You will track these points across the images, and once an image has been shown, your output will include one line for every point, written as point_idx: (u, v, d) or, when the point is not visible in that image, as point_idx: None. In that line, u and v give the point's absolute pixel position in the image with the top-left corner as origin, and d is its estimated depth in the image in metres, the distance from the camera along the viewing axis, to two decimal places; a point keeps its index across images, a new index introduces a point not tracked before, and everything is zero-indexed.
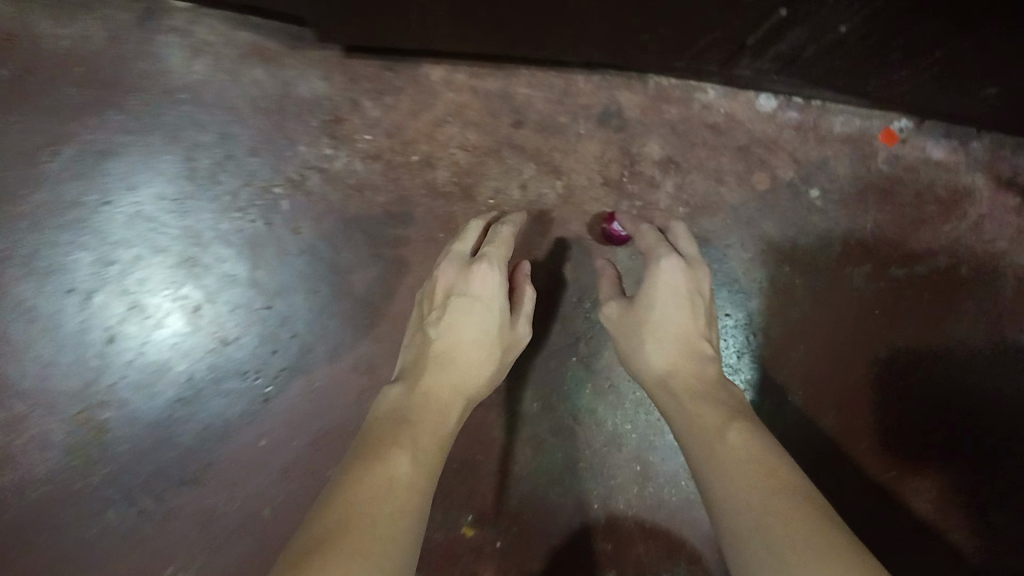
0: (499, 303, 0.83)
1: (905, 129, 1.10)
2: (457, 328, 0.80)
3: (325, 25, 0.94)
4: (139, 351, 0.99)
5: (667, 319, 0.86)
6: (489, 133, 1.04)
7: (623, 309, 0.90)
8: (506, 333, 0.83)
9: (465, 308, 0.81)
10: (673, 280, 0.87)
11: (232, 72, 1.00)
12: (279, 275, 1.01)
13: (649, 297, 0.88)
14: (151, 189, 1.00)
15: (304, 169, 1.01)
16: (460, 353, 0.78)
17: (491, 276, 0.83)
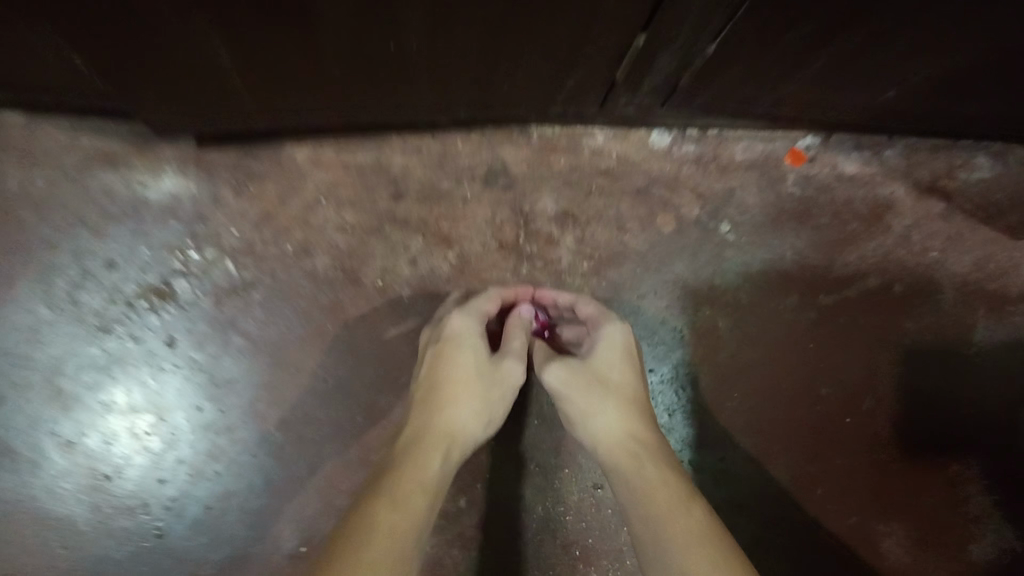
0: (505, 360, 0.81)
1: (812, 146, 1.04)
2: (458, 383, 0.78)
3: (164, 119, 0.87)
4: (15, 500, 0.91)
5: (624, 380, 0.80)
6: (367, 210, 0.97)
7: (572, 368, 0.81)
8: (507, 378, 0.81)
9: (458, 376, 0.79)
10: (625, 341, 0.83)
11: (79, 182, 0.94)
12: (157, 396, 0.93)
13: (607, 358, 0.81)
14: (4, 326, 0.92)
15: (169, 275, 0.94)
16: (450, 411, 0.76)
17: (508, 359, 0.81)
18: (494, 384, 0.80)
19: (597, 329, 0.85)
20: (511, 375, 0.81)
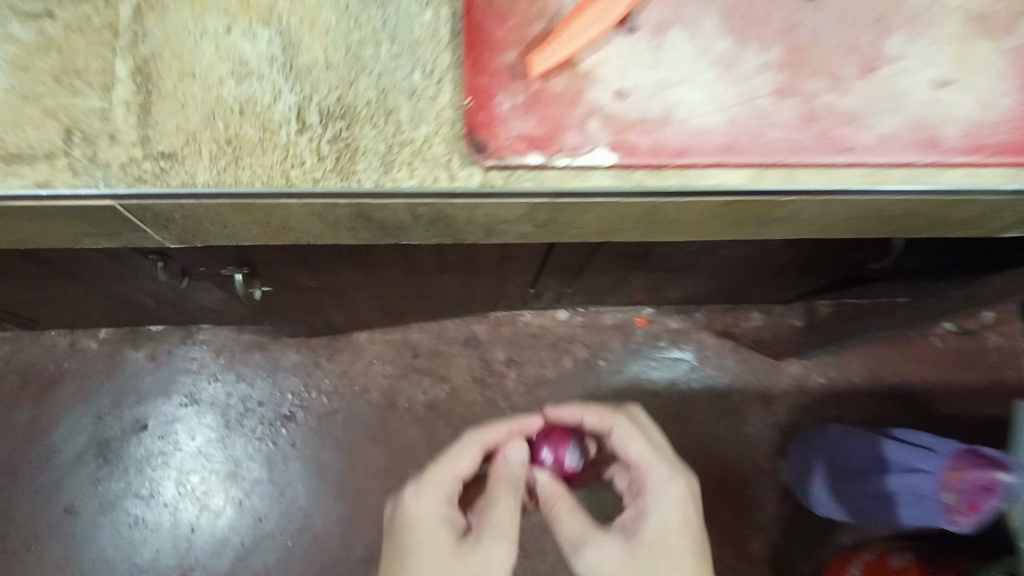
0: (468, 548, 0.82)
1: (651, 314, 1.81)
2: (444, 568, 0.81)
3: (290, 330, 1.66)
4: (210, 533, 1.65)
5: (686, 557, 0.83)
6: (400, 364, 1.74)
7: (624, 556, 0.82)
8: (488, 561, 0.81)
9: (439, 560, 0.82)
10: (678, 516, 0.85)
11: (244, 358, 1.73)
12: (287, 471, 1.68)
13: (664, 538, 0.84)
14: (196, 437, 1.69)
15: (292, 407, 1.71)
16: (439, 572, 0.81)
17: (494, 546, 0.82)
18: (472, 557, 0.81)
19: (638, 522, 0.86)
20: (490, 565, 0.81)
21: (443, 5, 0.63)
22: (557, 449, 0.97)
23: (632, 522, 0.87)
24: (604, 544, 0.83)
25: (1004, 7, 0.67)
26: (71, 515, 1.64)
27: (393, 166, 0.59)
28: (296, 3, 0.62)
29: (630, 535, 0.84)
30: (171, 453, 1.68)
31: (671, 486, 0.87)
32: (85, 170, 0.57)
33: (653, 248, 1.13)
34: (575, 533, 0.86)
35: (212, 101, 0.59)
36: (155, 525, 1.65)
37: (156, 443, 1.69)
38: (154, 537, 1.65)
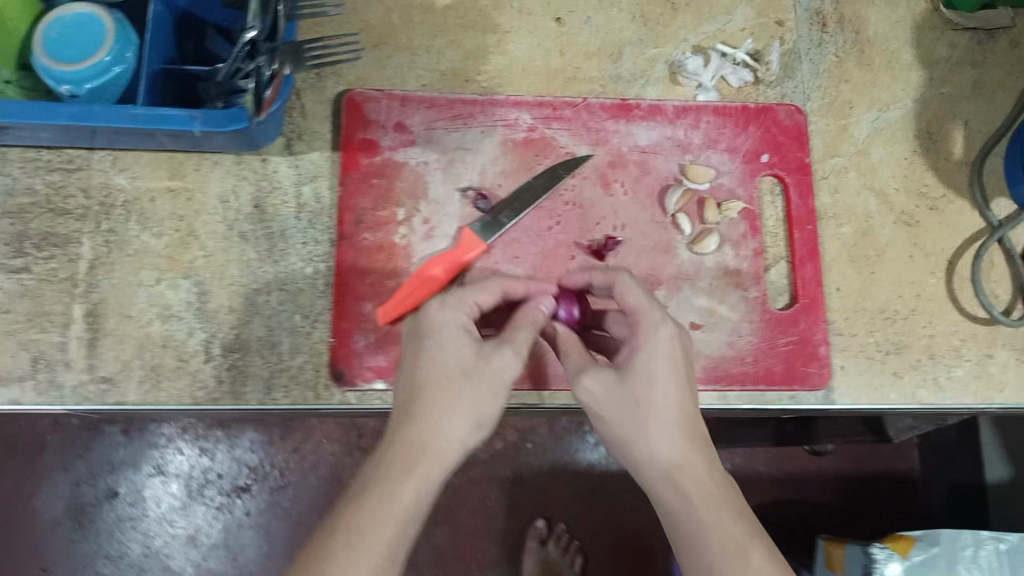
0: (440, 352, 0.67)
1: None
2: (422, 390, 0.66)
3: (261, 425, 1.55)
4: None
5: (668, 397, 0.69)
6: (345, 443, 1.55)
7: (611, 385, 0.71)
8: (435, 373, 0.66)
9: (418, 350, 0.68)
10: (670, 351, 0.70)
11: (202, 438, 1.52)
12: (246, 537, 1.49)
13: (645, 370, 0.70)
14: (172, 504, 1.49)
15: (247, 479, 1.51)
16: (414, 416, 0.65)
17: (441, 321, 0.69)
18: (464, 389, 0.66)
19: (638, 342, 0.71)
20: (436, 370, 0.67)
21: (320, 261, 0.84)
22: (567, 304, 0.83)
23: (636, 309, 0.73)
24: (650, 316, 0.72)
25: (752, 266, 0.87)
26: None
27: (274, 388, 0.80)
28: (210, 260, 0.83)
29: (624, 292, 0.75)
30: (122, 516, 1.47)
31: (659, 328, 0.71)
32: (48, 390, 0.79)
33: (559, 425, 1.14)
34: (604, 275, 0.78)
35: (143, 337, 0.81)
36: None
37: (109, 511, 1.47)
38: None
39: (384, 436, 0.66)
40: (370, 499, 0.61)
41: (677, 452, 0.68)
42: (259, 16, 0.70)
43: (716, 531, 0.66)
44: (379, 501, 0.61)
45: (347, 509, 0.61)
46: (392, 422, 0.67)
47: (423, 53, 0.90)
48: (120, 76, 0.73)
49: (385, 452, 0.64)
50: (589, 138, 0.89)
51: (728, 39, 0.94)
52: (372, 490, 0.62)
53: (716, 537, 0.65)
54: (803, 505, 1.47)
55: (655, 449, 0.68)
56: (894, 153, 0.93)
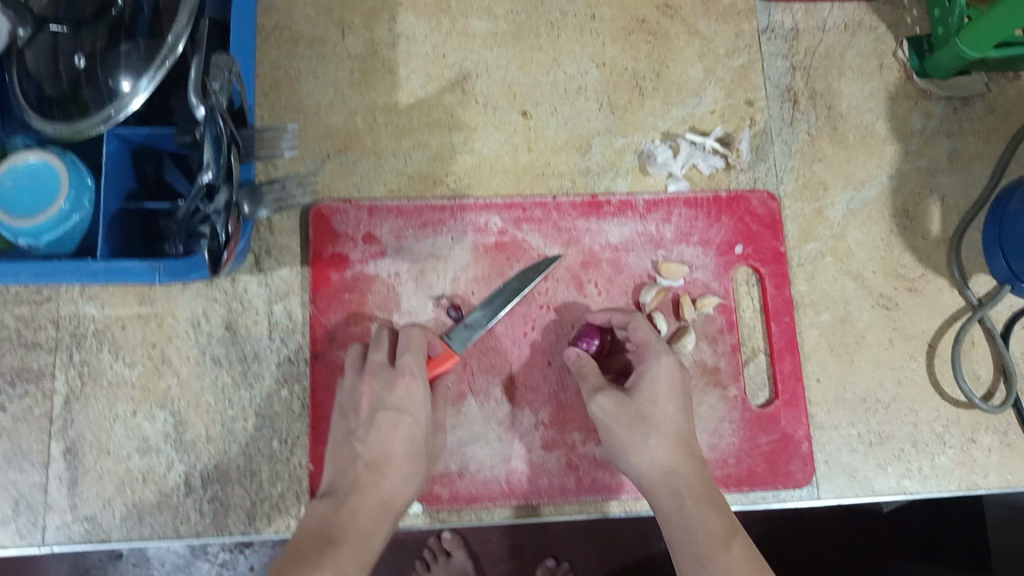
0: (409, 425, 0.73)
1: None
2: (389, 457, 0.71)
3: None
4: None
5: (669, 416, 0.74)
6: None
7: (614, 403, 0.75)
8: (404, 445, 0.72)
9: (394, 418, 0.72)
10: (672, 378, 0.75)
11: None
12: None
13: (652, 392, 0.74)
14: (172, 565, 1.05)
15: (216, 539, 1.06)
16: (383, 477, 0.70)
17: (413, 387, 0.74)
18: (421, 463, 0.73)
19: (643, 365, 0.76)
20: (406, 444, 0.72)
21: (295, 382, 0.84)
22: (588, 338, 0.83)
23: (644, 341, 0.78)
24: (658, 346, 0.77)
25: (730, 362, 0.86)
26: None
27: (256, 517, 0.81)
28: (185, 388, 0.82)
29: (637, 327, 0.79)
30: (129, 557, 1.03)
31: (661, 355, 0.76)
32: (31, 533, 0.78)
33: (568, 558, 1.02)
34: (623, 315, 0.82)
35: (122, 471, 0.81)
36: None
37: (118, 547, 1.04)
38: None
39: (347, 482, 0.69)
40: (348, 539, 0.65)
41: (674, 460, 0.72)
42: (213, 160, 0.67)
43: (702, 527, 0.68)
44: (356, 542, 0.65)
45: (322, 545, 0.63)
46: (348, 473, 0.70)
47: (389, 155, 0.89)
48: (80, 221, 0.70)
49: (357, 499, 0.68)
50: (560, 239, 0.88)
51: (698, 124, 0.92)
52: (348, 528, 0.65)
53: (702, 534, 0.68)
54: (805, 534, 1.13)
55: (651, 458, 0.72)
56: (869, 234, 0.92)
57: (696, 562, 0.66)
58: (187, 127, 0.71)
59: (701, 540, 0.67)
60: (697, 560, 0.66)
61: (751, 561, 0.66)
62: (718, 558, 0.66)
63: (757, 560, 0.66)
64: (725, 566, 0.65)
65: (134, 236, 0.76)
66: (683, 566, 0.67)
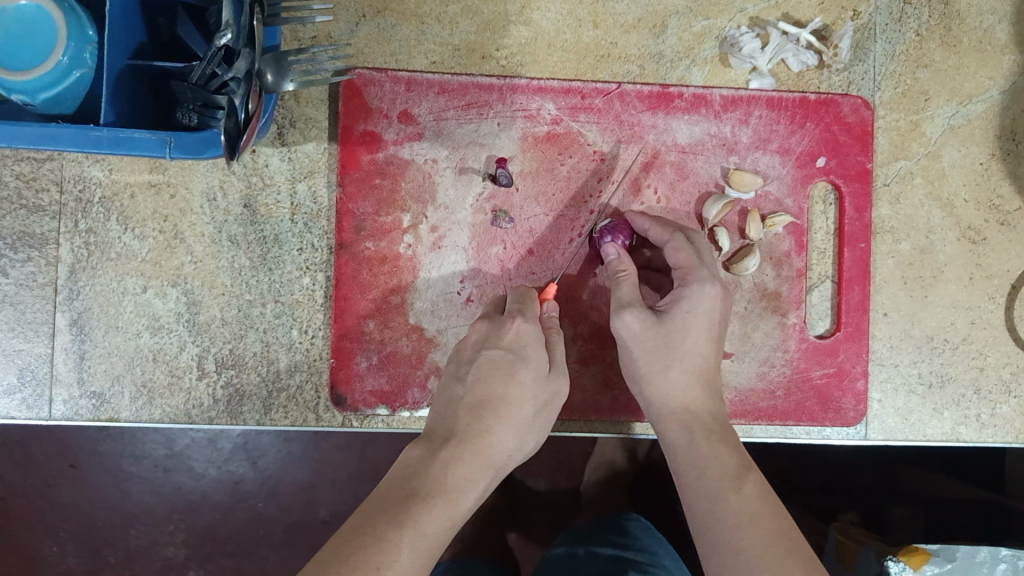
0: (521, 370, 0.65)
1: None
2: (495, 403, 0.63)
3: None
4: (189, 501, 1.04)
5: (696, 349, 0.70)
6: None
7: (649, 325, 0.69)
8: (514, 397, 0.64)
9: (500, 360, 0.65)
10: (712, 308, 0.70)
11: None
12: (273, 450, 1.04)
13: (686, 321, 0.69)
14: None
15: None
16: (486, 424, 0.62)
17: (526, 328, 0.66)
18: (531, 418, 0.65)
19: (682, 292, 0.70)
20: (516, 390, 0.64)
21: (319, 271, 0.77)
22: (618, 233, 0.76)
23: (687, 264, 0.71)
24: (702, 270, 0.70)
25: (796, 287, 0.79)
26: (74, 468, 1.01)
27: (271, 408, 0.76)
28: (199, 266, 0.76)
29: (678, 248, 0.72)
30: None
31: (706, 284, 0.69)
32: (38, 405, 0.75)
33: (605, 521, 0.92)
34: (663, 232, 0.73)
35: (133, 349, 0.76)
36: (152, 476, 1.03)
37: None
38: (141, 488, 1.03)
39: (445, 430, 0.63)
40: (437, 496, 0.58)
41: (687, 396, 0.70)
42: (234, 21, 0.59)
43: (713, 463, 0.66)
44: (444, 502, 0.58)
45: (403, 500, 0.57)
46: (448, 415, 0.63)
47: (433, 21, 0.77)
48: (81, 80, 0.62)
49: (456, 450, 0.61)
50: (620, 135, 0.78)
51: (792, 11, 0.80)
52: (438, 484, 0.59)
53: (714, 471, 0.66)
54: (824, 471, 1.04)
55: (665, 388, 0.70)
56: (967, 157, 0.81)
57: (705, 498, 0.64)
58: None
59: (709, 479, 0.65)
60: (708, 494, 0.64)
61: (763, 499, 0.64)
62: (731, 498, 0.63)
63: (769, 499, 0.63)
64: (736, 503, 0.63)
65: (145, 99, 0.67)
66: (692, 501, 0.66)
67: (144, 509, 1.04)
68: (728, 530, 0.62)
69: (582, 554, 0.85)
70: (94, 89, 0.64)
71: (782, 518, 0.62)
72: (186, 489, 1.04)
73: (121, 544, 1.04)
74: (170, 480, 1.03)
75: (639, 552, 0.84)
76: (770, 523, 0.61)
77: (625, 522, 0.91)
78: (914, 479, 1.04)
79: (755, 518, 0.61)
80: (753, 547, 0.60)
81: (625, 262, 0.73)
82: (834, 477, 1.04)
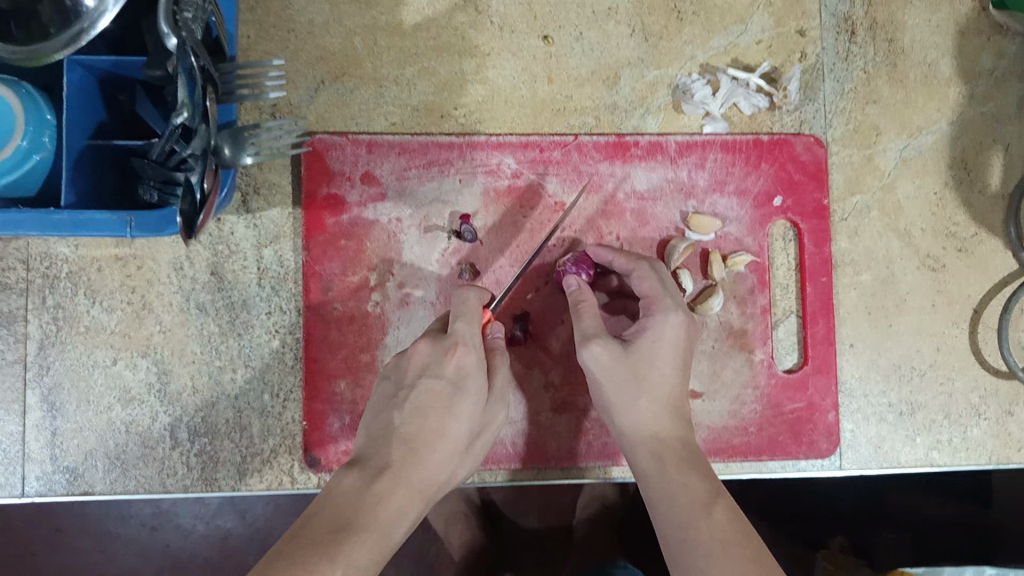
0: (459, 404, 0.65)
1: None
2: (428, 436, 0.63)
3: None
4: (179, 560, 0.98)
5: (664, 379, 0.70)
6: None
7: (617, 355, 0.69)
8: (453, 426, 0.64)
9: (439, 391, 0.65)
10: (676, 335, 0.70)
11: None
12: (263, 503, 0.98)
13: (652, 351, 0.70)
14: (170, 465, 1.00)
15: None
16: (420, 455, 0.62)
17: (468, 358, 0.66)
18: (460, 450, 0.65)
19: (647, 321, 0.70)
20: (454, 423, 0.64)
21: (288, 334, 0.77)
22: (581, 266, 0.76)
23: (651, 292, 0.72)
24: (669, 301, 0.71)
25: (762, 323, 0.80)
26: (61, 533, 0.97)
27: (246, 473, 0.76)
28: (168, 336, 0.76)
29: (642, 276, 0.73)
30: None
31: (670, 312, 0.70)
32: (11, 483, 0.74)
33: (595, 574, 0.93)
34: (627, 261, 0.74)
35: (104, 423, 0.75)
36: (140, 540, 0.98)
37: None
38: (127, 550, 0.98)
39: (380, 461, 0.61)
40: (372, 526, 0.57)
41: (657, 425, 0.69)
42: (190, 99, 0.59)
43: (684, 491, 0.66)
44: (378, 533, 0.57)
45: (338, 529, 0.56)
46: (384, 444, 0.62)
47: (391, 84, 0.79)
48: (41, 163, 0.63)
49: (391, 479, 0.60)
50: (580, 185, 0.80)
51: (741, 57, 0.82)
52: (371, 517, 0.57)
53: (684, 498, 0.65)
54: (807, 498, 1.01)
55: (636, 419, 0.69)
56: (921, 188, 0.83)
57: (675, 526, 0.64)
58: (156, 60, 0.62)
59: (681, 508, 0.65)
60: (678, 524, 0.64)
61: (732, 524, 0.64)
62: (702, 524, 0.63)
63: (740, 523, 0.64)
64: (707, 531, 0.63)
65: (107, 174, 0.67)
66: (664, 530, 0.65)
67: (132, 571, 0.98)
68: (700, 558, 0.62)
69: None
70: (54, 170, 0.65)
71: (754, 545, 0.62)
72: (174, 547, 0.98)
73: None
74: (157, 539, 0.98)
75: None
76: (740, 549, 0.61)
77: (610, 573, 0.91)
78: (905, 499, 1.02)
79: (727, 544, 0.62)
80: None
81: (586, 292, 0.73)
82: (817, 504, 1.02)
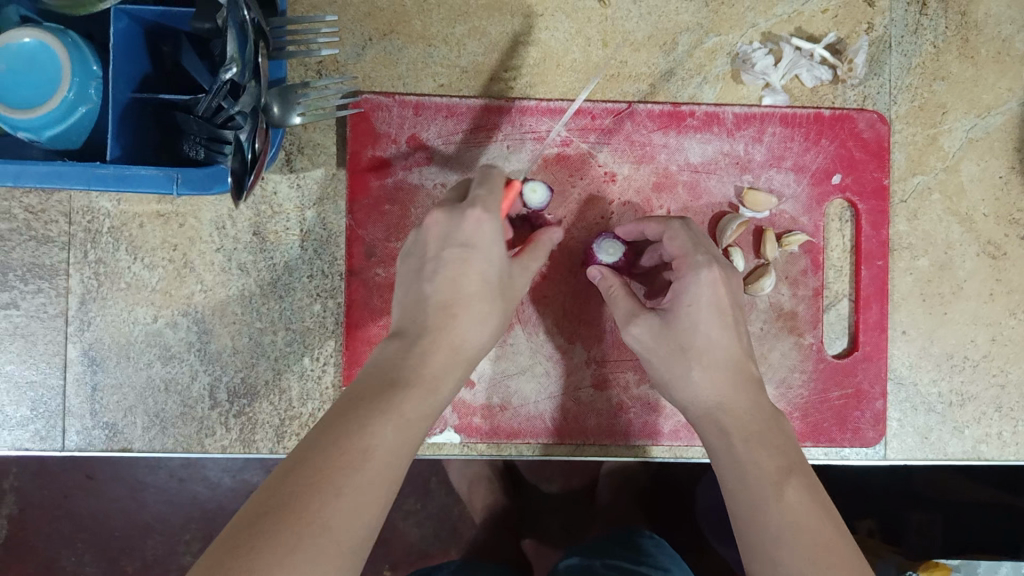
0: (478, 258, 0.59)
1: None
2: (461, 305, 0.58)
3: None
4: (211, 511, 0.95)
5: (714, 344, 0.65)
6: None
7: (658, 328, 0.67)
8: (479, 283, 0.59)
9: (458, 253, 0.59)
10: (714, 296, 0.65)
11: None
12: None
13: (691, 318, 0.66)
14: None
15: None
16: (457, 319, 0.58)
17: (487, 220, 0.60)
18: (498, 303, 0.60)
19: (678, 286, 0.66)
20: (477, 286, 0.59)
21: (329, 298, 0.76)
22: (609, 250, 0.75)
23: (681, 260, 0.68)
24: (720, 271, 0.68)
25: (812, 306, 0.78)
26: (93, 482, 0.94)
27: (284, 437, 0.76)
28: (209, 295, 0.75)
29: (674, 236, 0.68)
30: None
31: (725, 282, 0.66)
32: (51, 436, 0.75)
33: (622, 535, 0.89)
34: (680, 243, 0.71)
35: (144, 380, 0.75)
36: (171, 489, 0.95)
37: None
38: (156, 498, 0.95)
39: (414, 326, 0.58)
40: (415, 385, 0.54)
41: (720, 393, 0.65)
42: (239, 55, 0.57)
43: (752, 468, 0.59)
44: (424, 391, 0.54)
45: (384, 388, 0.53)
46: (413, 311, 0.59)
47: (441, 43, 0.76)
48: (86, 116, 0.61)
49: (429, 344, 0.57)
50: (631, 155, 0.77)
51: (805, 25, 0.78)
52: (414, 375, 0.55)
53: (754, 474, 0.59)
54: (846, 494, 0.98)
55: (694, 392, 0.65)
56: (986, 170, 0.80)
57: (747, 504, 0.58)
58: (205, 13, 0.61)
59: (750, 488, 0.59)
60: (748, 503, 0.58)
61: (810, 504, 0.57)
62: (774, 505, 0.57)
63: (816, 506, 0.57)
64: (775, 512, 0.56)
65: (149, 128, 0.66)
66: (737, 512, 0.59)
67: (160, 519, 0.95)
68: (770, 542, 0.56)
69: (593, 564, 0.82)
70: (98, 122, 0.64)
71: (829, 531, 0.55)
72: (201, 499, 0.95)
73: (138, 554, 0.96)
74: (186, 490, 0.95)
75: (657, 569, 0.81)
76: (811, 534, 0.55)
77: (638, 540, 0.87)
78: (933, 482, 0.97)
79: (799, 528, 0.55)
80: (791, 562, 0.54)
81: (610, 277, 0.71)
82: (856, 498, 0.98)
